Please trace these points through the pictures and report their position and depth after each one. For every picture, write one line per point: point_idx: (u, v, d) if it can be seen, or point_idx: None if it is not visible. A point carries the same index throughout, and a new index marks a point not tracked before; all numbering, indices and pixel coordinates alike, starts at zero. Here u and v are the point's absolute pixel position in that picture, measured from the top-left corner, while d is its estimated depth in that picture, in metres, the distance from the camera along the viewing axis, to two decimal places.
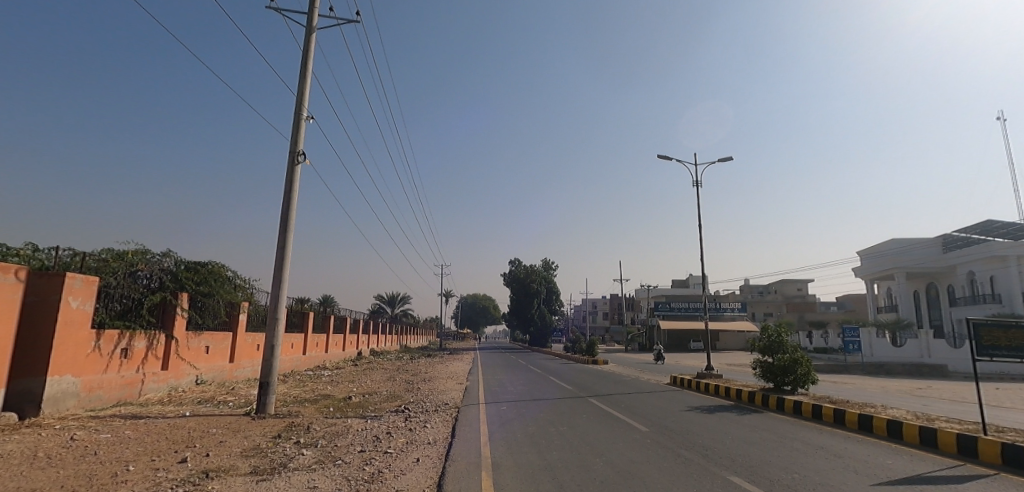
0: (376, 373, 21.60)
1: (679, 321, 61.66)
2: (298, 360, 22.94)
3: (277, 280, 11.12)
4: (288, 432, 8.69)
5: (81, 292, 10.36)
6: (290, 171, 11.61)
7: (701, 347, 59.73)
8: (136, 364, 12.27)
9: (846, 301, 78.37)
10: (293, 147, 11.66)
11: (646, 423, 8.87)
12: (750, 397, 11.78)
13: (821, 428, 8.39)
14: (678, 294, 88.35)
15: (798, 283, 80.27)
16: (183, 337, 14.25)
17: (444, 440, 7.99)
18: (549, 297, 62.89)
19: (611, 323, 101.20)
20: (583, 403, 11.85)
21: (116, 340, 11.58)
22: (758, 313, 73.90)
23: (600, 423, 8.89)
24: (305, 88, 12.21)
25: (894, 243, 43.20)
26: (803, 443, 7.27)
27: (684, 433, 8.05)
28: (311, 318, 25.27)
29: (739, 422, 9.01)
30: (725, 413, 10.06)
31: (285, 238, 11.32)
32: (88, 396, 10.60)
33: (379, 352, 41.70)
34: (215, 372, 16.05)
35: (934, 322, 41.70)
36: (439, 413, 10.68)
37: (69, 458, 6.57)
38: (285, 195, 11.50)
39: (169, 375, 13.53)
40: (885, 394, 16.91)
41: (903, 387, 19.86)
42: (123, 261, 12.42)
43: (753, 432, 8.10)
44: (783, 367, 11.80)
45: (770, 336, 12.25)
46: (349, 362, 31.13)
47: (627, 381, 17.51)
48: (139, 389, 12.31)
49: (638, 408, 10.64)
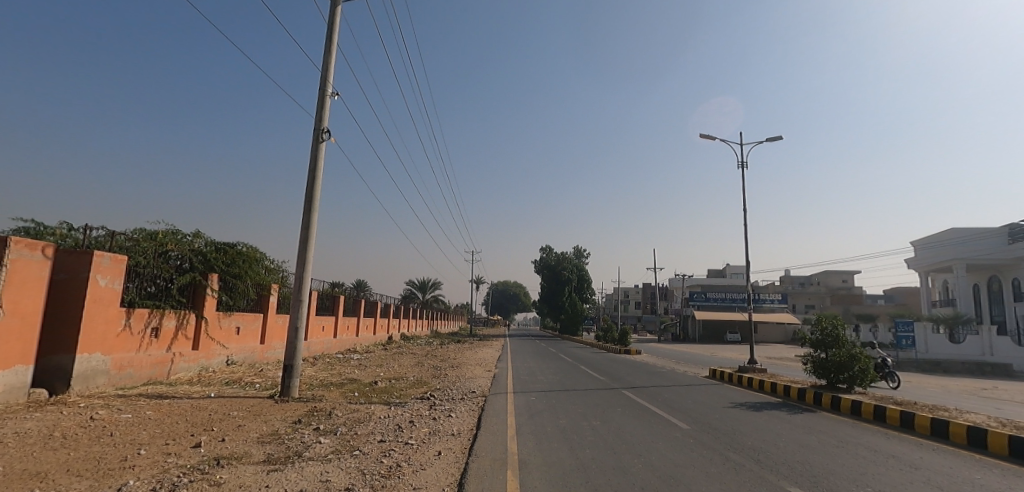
0: (405, 358, 21.46)
1: (715, 312, 59.85)
2: (328, 342, 23.06)
3: (302, 260, 10.85)
4: (309, 417, 8.39)
5: (110, 270, 10.30)
6: (314, 148, 11.27)
7: (738, 339, 57.84)
8: (166, 343, 12.28)
9: (896, 294, 74.59)
10: (318, 124, 11.32)
11: (688, 421, 8.17)
12: (800, 394, 10.90)
13: (887, 433, 7.55)
14: (715, 284, 85.96)
15: (843, 275, 76.96)
16: (213, 318, 14.23)
17: (469, 432, 7.55)
18: (581, 285, 62.15)
19: (644, 313, 99.48)
20: (617, 395, 11.18)
21: (147, 318, 11.57)
22: (799, 305, 71.19)
23: (637, 419, 8.25)
24: (330, 63, 11.83)
25: (954, 232, 40.61)
26: (869, 450, 6.49)
27: (731, 433, 7.37)
28: (342, 302, 25.32)
29: (792, 422, 8.21)
30: (774, 411, 9.25)
31: (310, 217, 11.02)
32: (118, 374, 10.61)
33: (409, 336, 41.89)
34: (246, 353, 16.10)
35: (996, 318, 39.25)
36: (466, 401, 10.26)
37: (83, 439, 6.37)
38: (310, 173, 11.18)
39: (200, 355, 13.56)
40: (946, 394, 15.67)
41: (966, 387, 18.39)
42: (154, 241, 12.39)
43: (809, 435, 7.33)
44: (837, 364, 10.88)
45: (824, 330, 11.31)
46: (379, 346, 31.27)
47: (663, 372, 16.75)
48: (170, 368, 12.34)
49: (677, 403, 9.92)
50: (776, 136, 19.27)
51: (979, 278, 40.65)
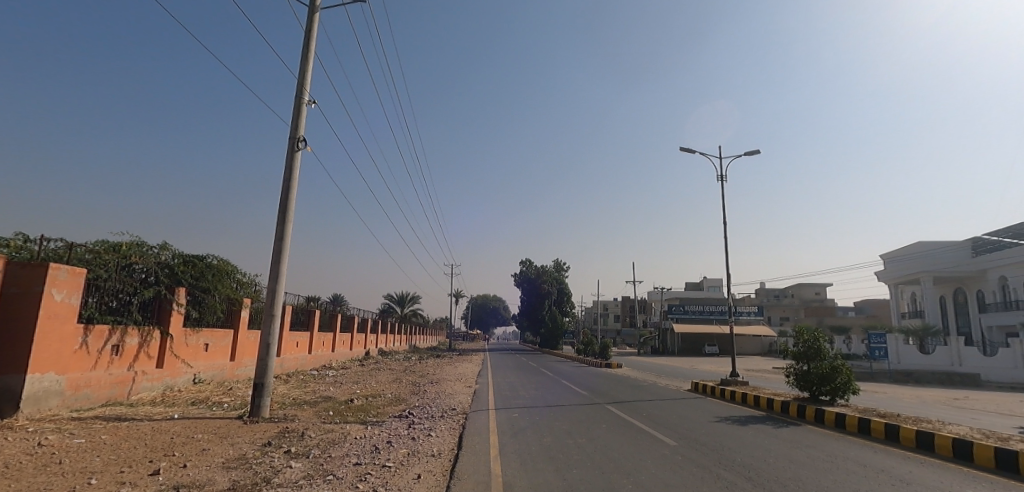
0: (383, 374, 20.91)
1: (693, 325, 60.27)
2: (302, 359, 22.36)
3: (275, 273, 10.41)
4: (280, 439, 7.93)
5: (66, 284, 9.70)
6: (290, 157, 10.91)
7: (716, 352, 58.28)
8: (127, 361, 11.62)
9: (867, 306, 76.33)
10: (294, 132, 10.98)
11: (675, 437, 7.97)
12: (784, 407, 10.83)
13: (874, 446, 7.46)
14: (693, 297, 86.82)
15: (816, 287, 78.54)
16: (179, 334, 13.58)
17: (451, 452, 7.22)
18: (560, 298, 61.95)
19: (623, 326, 99.80)
20: (600, 410, 10.95)
21: (107, 335, 10.94)
22: (775, 317, 72.30)
23: (623, 435, 8.03)
24: (308, 70, 11.53)
25: (921, 246, 41.99)
26: (859, 465, 6.38)
27: (720, 449, 7.20)
28: (317, 316, 24.63)
29: (779, 437, 8.08)
30: (760, 425, 9.13)
31: (284, 229, 10.61)
32: (74, 395, 9.96)
33: (387, 352, 41.06)
34: (214, 370, 15.41)
35: (962, 329, 40.32)
36: (446, 419, 9.91)
37: (29, 468, 5.85)
38: (285, 183, 10.80)
39: (164, 374, 12.89)
40: (922, 405, 15.85)
41: (939, 397, 18.69)
42: (116, 253, 11.79)
43: (798, 450, 7.20)
44: (820, 375, 10.87)
45: (806, 342, 11.31)
46: (356, 361, 30.49)
47: (645, 386, 16.60)
48: (131, 387, 11.67)
49: (662, 419, 9.74)
50: (753, 150, 19.52)
51: (946, 290, 41.88)
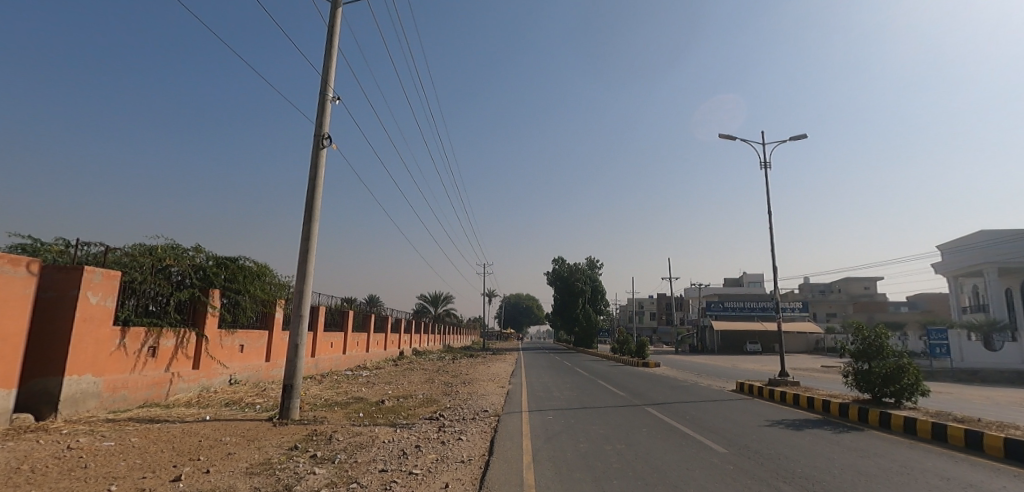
0: (416, 374, 20.83)
1: (734, 322, 58.36)
2: (336, 359, 22.47)
3: (302, 273, 10.24)
4: (307, 443, 7.69)
5: (101, 286, 9.75)
6: (314, 155, 10.73)
7: (759, 350, 56.26)
8: (164, 363, 11.69)
9: (921, 301, 72.43)
10: (318, 130, 10.80)
11: (724, 443, 7.34)
12: (843, 410, 10.02)
13: (954, 456, 6.68)
14: (732, 293, 84.35)
15: (865, 281, 75.06)
16: (214, 336, 13.66)
17: (481, 459, 6.81)
18: (595, 297, 60.96)
19: (660, 324, 97.85)
20: (640, 413, 10.36)
21: (143, 337, 11.00)
22: (821, 314, 69.49)
23: (667, 441, 7.45)
24: (331, 66, 11.36)
25: (982, 235, 39.40)
26: (942, 480, 5.64)
27: (775, 457, 6.57)
28: (351, 317, 24.74)
29: (843, 445, 7.33)
30: (817, 431, 8.40)
31: (310, 228, 10.44)
32: (111, 396, 10.03)
33: (421, 352, 41.11)
34: (250, 371, 15.52)
35: None
36: (477, 422, 9.54)
37: (53, 472, 5.74)
38: (310, 183, 10.63)
39: (201, 375, 12.97)
40: (994, 406, 14.63)
41: (1011, 398, 17.24)
42: (151, 256, 11.89)
43: (865, 460, 6.49)
44: (883, 376, 9.98)
45: (866, 340, 10.45)
46: (390, 362, 30.59)
47: (686, 387, 15.88)
48: (168, 389, 11.74)
49: (708, 422, 9.09)
50: (800, 134, 18.34)
51: (1011, 282, 39.41)
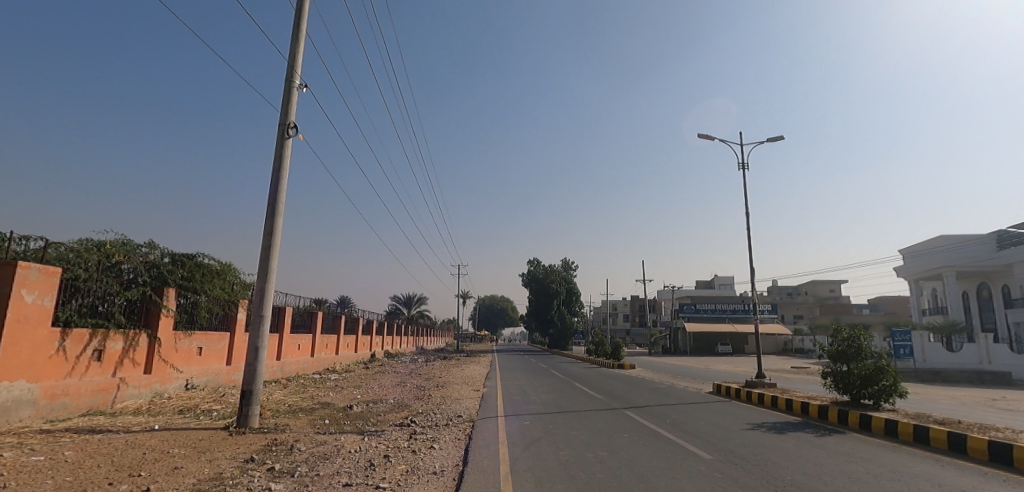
0: (388, 377, 20.15)
1: (706, 324, 59.11)
2: (304, 362, 21.62)
3: (263, 271, 9.58)
4: (264, 454, 7.07)
5: (38, 284, 8.93)
6: (279, 146, 10.08)
7: (730, 351, 57.11)
8: (111, 367, 10.83)
9: (882, 304, 74.80)
10: (283, 118, 10.15)
11: (709, 449, 7.05)
12: (822, 412, 9.91)
13: (942, 460, 6.51)
14: (704, 295, 85.64)
15: (830, 284, 77.16)
16: (169, 338, 12.80)
17: (455, 470, 6.35)
18: (569, 298, 60.89)
19: (633, 326, 98.71)
20: (619, 417, 10.03)
21: (87, 340, 10.15)
22: (789, 315, 71.12)
23: (650, 448, 7.11)
24: (298, 52, 10.74)
25: (942, 240, 40.59)
26: (935, 487, 5.44)
27: (763, 464, 6.30)
28: (320, 318, 23.89)
29: (828, 449, 7.13)
30: (801, 434, 8.20)
31: (273, 223, 9.79)
32: (49, 405, 9.19)
33: (393, 355, 40.19)
34: (209, 376, 14.65)
35: (987, 326, 39.11)
36: (451, 428, 9.06)
37: None
38: (274, 174, 9.98)
39: (153, 380, 12.11)
40: (962, 406, 14.87)
41: (976, 398, 17.61)
42: (99, 252, 11.05)
43: (853, 465, 6.28)
44: (862, 377, 9.92)
45: (846, 341, 10.35)
46: (361, 364, 29.70)
47: (663, 389, 15.69)
48: (116, 395, 10.89)
49: (689, 426, 8.81)
50: (779, 136, 18.31)
51: (969, 285, 40.54)
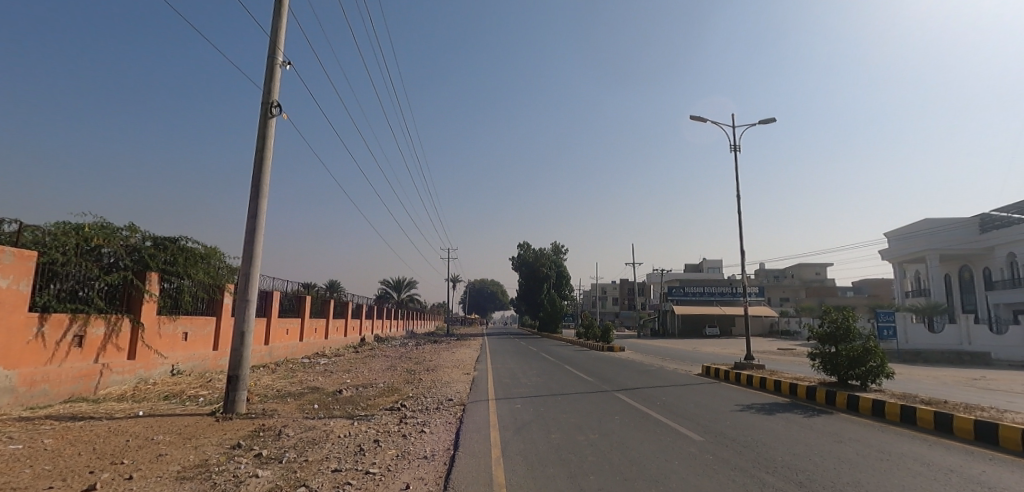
0: (377, 361, 20.09)
1: (694, 307, 59.73)
2: (292, 346, 21.46)
3: (248, 254, 9.36)
4: (252, 440, 6.95)
5: (12, 268, 8.66)
6: (262, 125, 9.79)
7: (717, 333, 57.85)
8: (93, 353, 10.60)
9: (866, 286, 76.13)
10: (266, 97, 9.85)
11: (700, 430, 7.05)
12: (810, 393, 9.99)
13: (929, 440, 6.58)
14: (692, 278, 86.46)
15: (816, 267, 78.23)
16: (153, 323, 12.56)
17: (446, 454, 6.27)
18: (559, 282, 61.07)
19: (622, 309, 99.54)
20: (610, 399, 10.05)
21: (67, 326, 9.91)
22: (775, 298, 72.15)
23: (641, 430, 7.10)
24: (281, 28, 10.38)
25: (926, 224, 41.27)
26: (923, 466, 5.47)
27: (754, 445, 6.31)
28: (308, 302, 23.67)
29: (817, 430, 7.17)
30: (789, 415, 8.26)
31: (257, 205, 9.54)
32: (28, 391, 8.97)
33: (384, 338, 40.19)
34: (195, 361, 14.44)
35: (967, 308, 40.04)
36: (442, 412, 9.01)
37: None
38: (258, 155, 9.71)
39: (137, 366, 11.90)
40: (944, 386, 15.18)
41: (957, 377, 18.01)
42: (77, 235, 10.74)
43: (843, 446, 6.31)
44: (850, 358, 10.01)
45: (835, 322, 10.42)
46: (350, 349, 29.62)
47: (652, 371, 15.80)
48: (98, 381, 10.67)
49: (680, 408, 8.83)
50: (770, 118, 18.21)
51: (951, 268, 41.38)
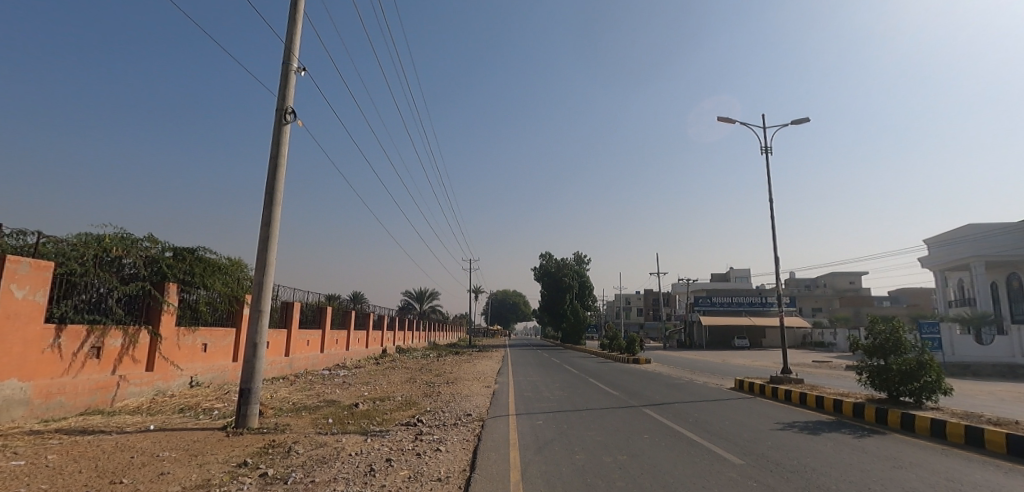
0: (397, 373, 19.77)
1: (723, 317, 58.10)
2: (313, 358, 21.31)
3: (262, 263, 9.13)
4: (259, 457, 6.62)
5: (28, 279, 8.58)
6: (277, 132, 9.60)
7: (747, 345, 56.10)
8: (110, 364, 10.50)
9: (903, 296, 73.06)
10: (281, 103, 9.68)
11: (739, 453, 6.44)
12: (857, 410, 9.24)
13: (1002, 466, 5.86)
14: (720, 288, 84.41)
15: (850, 276, 75.50)
16: (172, 334, 12.48)
17: (461, 476, 5.81)
18: (582, 292, 60.25)
19: (647, 320, 97.74)
20: (638, 416, 9.46)
21: (84, 337, 9.81)
22: (807, 308, 69.85)
23: (673, 452, 6.52)
24: (296, 34, 10.25)
25: (973, 228, 38.72)
26: None
27: (802, 470, 5.69)
28: (329, 313, 23.56)
29: (871, 453, 6.48)
30: (837, 435, 7.57)
31: (270, 214, 9.31)
32: (43, 404, 8.85)
33: (405, 350, 39.94)
34: (214, 373, 14.32)
35: (1017, 317, 37.87)
36: (459, 428, 8.56)
37: None
38: (272, 162, 9.51)
39: (155, 377, 11.79)
40: (1000, 402, 14.09)
41: (1013, 392, 16.79)
42: (95, 246, 10.68)
43: (905, 473, 5.63)
44: (902, 373, 9.25)
45: (883, 334, 9.69)
46: (372, 360, 29.42)
47: (681, 384, 15.07)
48: (115, 393, 10.55)
49: (714, 426, 8.21)
50: (803, 117, 17.39)
51: (998, 276, 39.24)
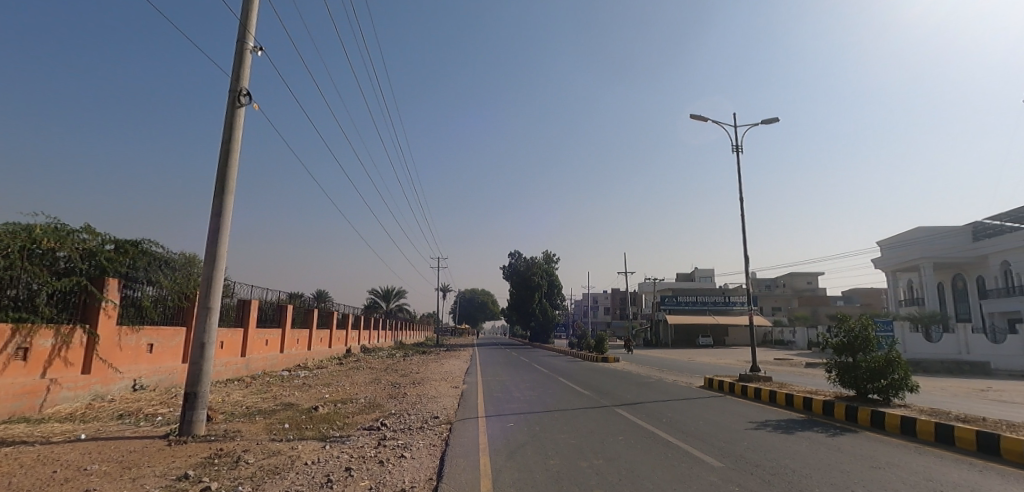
0: (361, 374, 19.08)
1: (688, 316, 59.14)
2: (271, 358, 20.37)
3: (212, 256, 8.45)
4: (203, 469, 6.00)
5: None
6: (230, 115, 8.91)
7: (710, 343, 57.30)
8: (38, 368, 9.54)
9: (856, 295, 76.08)
10: (234, 84, 8.99)
11: (717, 455, 6.21)
12: (827, 408, 9.23)
13: (976, 465, 5.81)
14: (685, 288, 86.09)
15: (808, 276, 78.22)
16: (112, 334, 11.56)
17: (427, 486, 5.37)
18: (550, 291, 60.17)
19: (613, 319, 98.85)
20: (611, 416, 9.20)
21: (8, 337, 8.88)
22: (767, 307, 71.96)
23: (650, 455, 6.23)
24: (252, 12, 9.56)
25: (921, 232, 41.16)
26: None
27: (783, 473, 5.48)
28: (289, 312, 22.57)
29: (848, 453, 6.36)
30: (811, 434, 7.49)
31: (222, 203, 8.61)
32: None
33: (370, 350, 38.93)
34: (161, 375, 13.40)
35: (961, 316, 39.77)
36: (425, 432, 8.10)
37: None
38: (224, 148, 8.81)
39: (93, 381, 10.88)
40: (955, 398, 14.50)
41: (965, 388, 17.42)
42: (23, 236, 9.70)
43: (884, 473, 5.50)
44: (870, 370, 9.29)
45: (852, 332, 9.75)
46: (335, 360, 28.45)
47: (651, 383, 14.97)
48: (45, 399, 9.60)
49: (689, 427, 8.00)
50: (772, 117, 17.48)
51: (944, 276, 41.13)
